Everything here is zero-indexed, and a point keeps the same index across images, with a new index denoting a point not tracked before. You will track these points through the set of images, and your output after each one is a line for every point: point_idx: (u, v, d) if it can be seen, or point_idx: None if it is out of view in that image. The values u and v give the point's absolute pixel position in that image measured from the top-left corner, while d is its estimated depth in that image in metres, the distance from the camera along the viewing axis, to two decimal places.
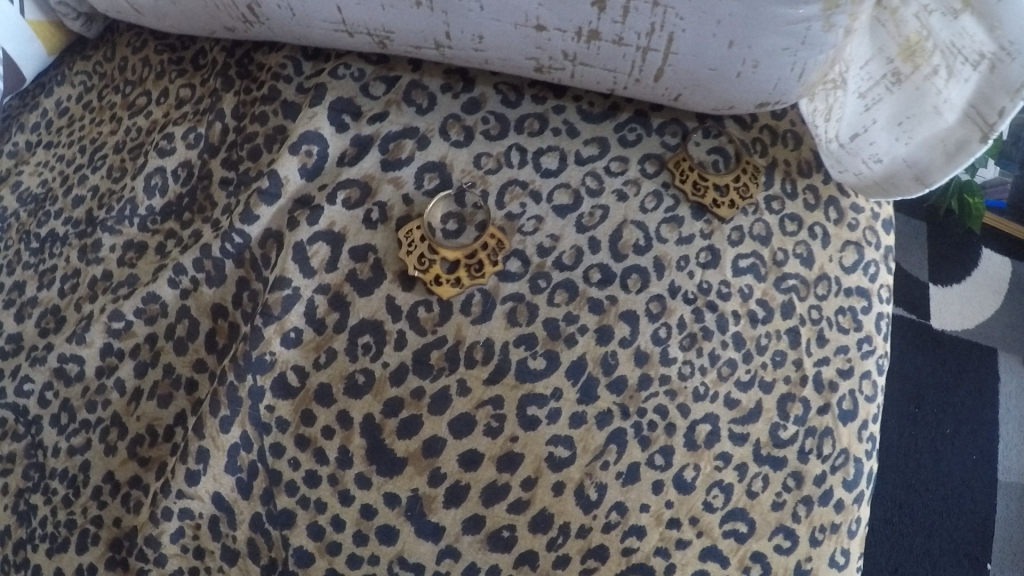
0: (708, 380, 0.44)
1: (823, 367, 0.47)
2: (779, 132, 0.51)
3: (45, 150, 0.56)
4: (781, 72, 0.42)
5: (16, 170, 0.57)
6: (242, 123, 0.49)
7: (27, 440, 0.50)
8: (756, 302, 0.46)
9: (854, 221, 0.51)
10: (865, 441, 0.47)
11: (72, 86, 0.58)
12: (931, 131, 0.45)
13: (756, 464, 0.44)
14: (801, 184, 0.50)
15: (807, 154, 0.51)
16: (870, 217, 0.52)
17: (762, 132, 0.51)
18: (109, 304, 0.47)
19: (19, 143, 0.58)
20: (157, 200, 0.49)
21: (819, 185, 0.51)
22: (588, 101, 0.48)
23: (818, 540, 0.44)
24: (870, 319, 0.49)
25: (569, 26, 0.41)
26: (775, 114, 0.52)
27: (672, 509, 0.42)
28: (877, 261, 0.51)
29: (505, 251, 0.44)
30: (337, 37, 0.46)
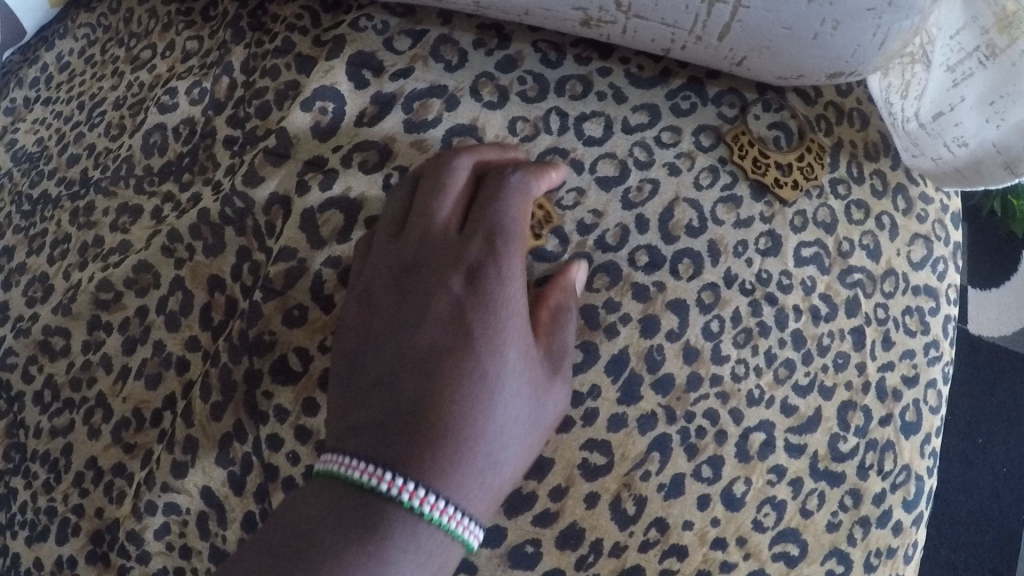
0: (764, 382, 0.38)
1: (887, 373, 0.41)
2: (845, 110, 0.44)
3: (43, 107, 0.51)
4: (863, 35, 0.37)
5: (12, 128, 0.52)
6: (252, 78, 0.45)
7: (10, 419, 0.46)
8: (820, 297, 0.40)
9: (923, 212, 0.44)
10: (927, 458, 0.42)
11: (75, 39, 0.52)
12: None
13: (812, 479, 0.39)
14: (869, 167, 0.43)
15: (874, 136, 0.44)
16: (940, 209, 0.45)
17: (828, 108, 0.44)
18: (99, 273, 0.43)
19: (17, 99, 0.52)
20: (156, 160, 0.45)
21: (886, 171, 0.44)
22: (637, 64, 0.43)
23: (872, 565, 0.40)
24: (938, 321, 0.43)
25: None
26: (840, 90, 0.45)
27: (719, 528, 0.37)
28: (946, 258, 0.44)
29: (552, 225, 0.39)
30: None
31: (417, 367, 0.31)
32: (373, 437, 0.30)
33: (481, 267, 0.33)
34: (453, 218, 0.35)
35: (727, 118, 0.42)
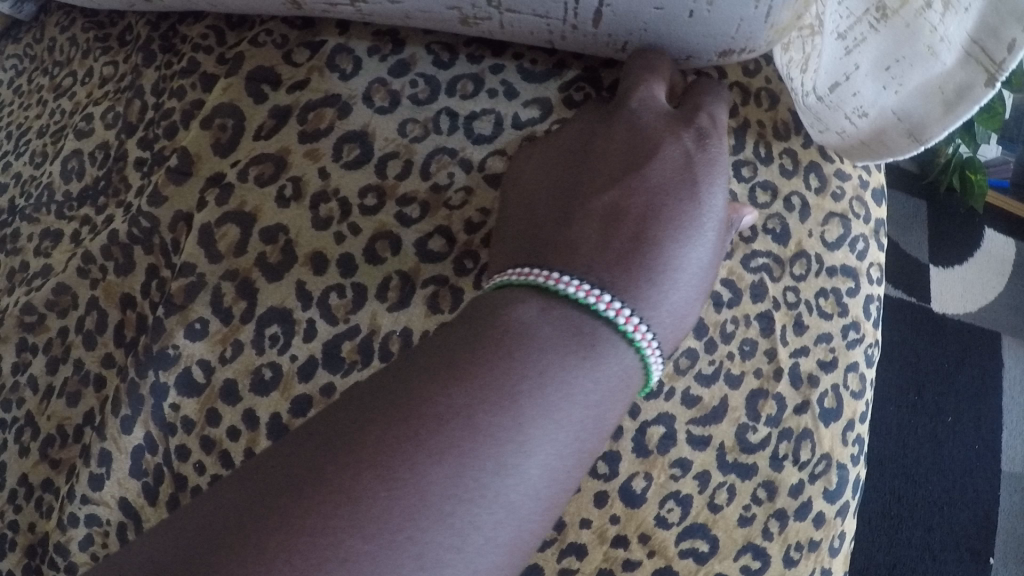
0: (663, 374, 0.37)
1: (800, 359, 0.40)
2: (752, 91, 0.43)
3: None
4: (744, 8, 0.35)
5: None
6: (161, 100, 0.46)
7: None
8: (722, 283, 0.39)
9: (839, 189, 0.43)
10: (852, 445, 0.40)
11: (4, 72, 0.55)
12: (926, 77, 0.37)
13: (720, 472, 0.37)
14: (778, 147, 0.42)
15: (784, 115, 0.43)
16: (857, 185, 0.43)
17: (731, 90, 0.43)
18: (23, 296, 0.45)
19: None
20: (74, 184, 0.46)
21: (797, 149, 0.43)
22: (529, 59, 0.42)
23: (792, 560, 0.38)
24: (857, 302, 0.41)
25: None
26: (747, 70, 0.44)
27: (619, 525, 0.36)
28: (866, 236, 0.43)
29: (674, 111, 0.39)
30: (250, 4, 0.43)
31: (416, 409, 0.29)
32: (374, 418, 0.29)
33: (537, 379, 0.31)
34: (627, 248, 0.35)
35: None
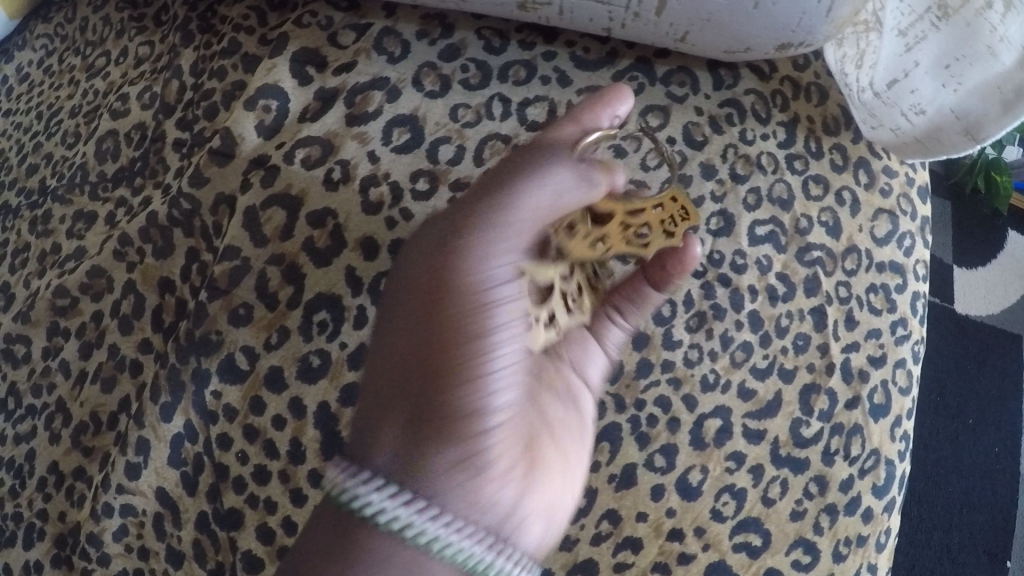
0: (719, 366, 0.37)
1: (851, 354, 0.39)
2: (802, 84, 0.43)
3: (5, 118, 0.53)
4: (807, 3, 0.35)
5: None
6: (200, 80, 0.45)
7: None
8: (776, 276, 0.39)
9: (887, 186, 0.42)
10: (899, 442, 0.40)
11: (34, 51, 0.54)
12: (985, 76, 0.37)
13: (773, 466, 0.37)
14: (828, 143, 0.42)
15: (834, 110, 0.43)
16: (905, 182, 0.43)
17: (783, 84, 0.43)
18: (55, 279, 0.44)
19: None
20: (108, 165, 0.45)
21: (848, 144, 0.42)
22: (582, 47, 0.42)
23: (841, 555, 0.38)
24: (905, 299, 0.41)
25: None
26: (797, 64, 0.43)
27: (675, 518, 0.36)
28: (914, 233, 0.42)
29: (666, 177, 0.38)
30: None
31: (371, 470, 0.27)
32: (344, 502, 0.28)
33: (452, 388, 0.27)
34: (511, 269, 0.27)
35: (676, 97, 0.41)
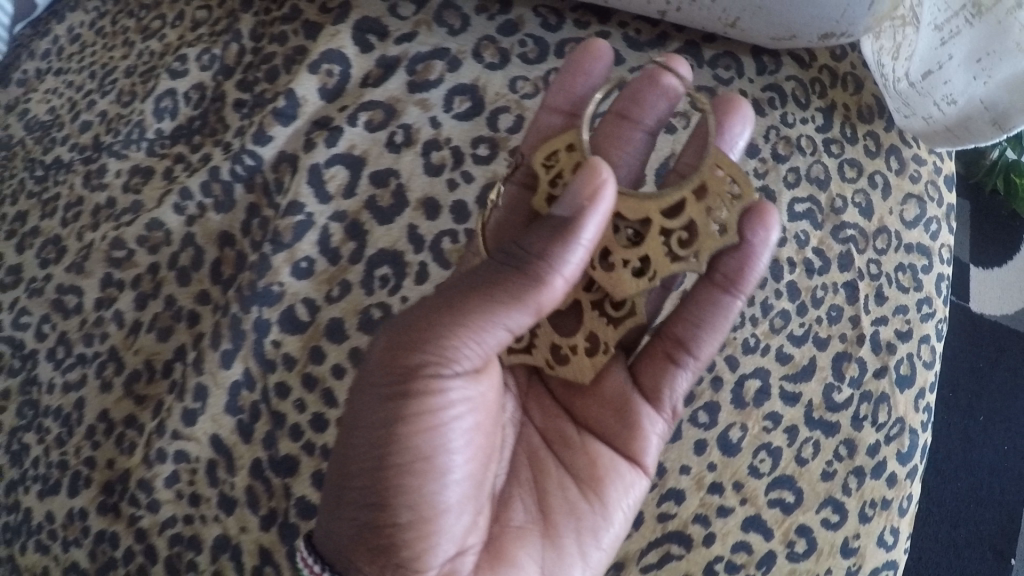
0: (759, 331, 0.40)
1: (880, 328, 0.41)
2: (839, 74, 0.45)
3: (55, 76, 0.54)
4: None
5: (25, 98, 0.55)
6: (260, 44, 0.46)
7: (22, 376, 0.47)
8: (813, 251, 0.41)
9: (916, 173, 0.44)
10: (922, 412, 0.42)
11: (86, 12, 0.55)
12: (1014, 70, 0.39)
13: (807, 428, 0.40)
14: (862, 130, 0.44)
15: (868, 100, 0.45)
16: (932, 171, 0.45)
17: (822, 72, 0.45)
18: (111, 232, 0.45)
19: (29, 70, 0.55)
20: (167, 124, 0.47)
21: (880, 132, 0.44)
22: (634, 29, 0.44)
23: (867, 516, 0.39)
24: (931, 280, 0.43)
25: None
26: (834, 54, 0.46)
27: (715, 473, 0.39)
28: (940, 219, 0.44)
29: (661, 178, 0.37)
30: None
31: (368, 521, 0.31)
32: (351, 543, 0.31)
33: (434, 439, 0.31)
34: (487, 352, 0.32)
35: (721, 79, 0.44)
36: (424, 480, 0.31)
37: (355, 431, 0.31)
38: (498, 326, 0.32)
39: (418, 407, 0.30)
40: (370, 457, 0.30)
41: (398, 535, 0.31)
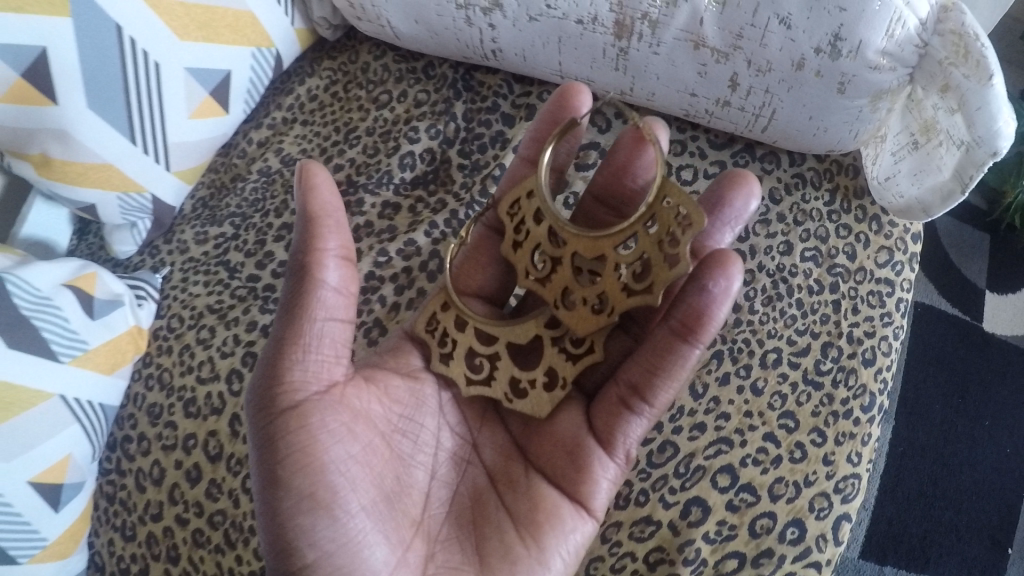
0: (779, 325, 0.82)
1: (855, 328, 0.81)
2: (845, 165, 0.89)
3: (302, 125, 0.93)
4: (843, 134, 0.72)
5: (275, 138, 0.94)
6: (470, 124, 0.84)
7: None
8: (814, 280, 0.83)
9: (890, 232, 0.86)
10: (879, 381, 0.79)
11: (320, 79, 0.94)
12: (934, 182, 0.70)
13: (803, 384, 0.79)
14: (854, 204, 0.87)
15: (861, 182, 0.88)
16: (902, 231, 0.86)
17: (831, 164, 0.90)
18: (376, 245, 0.79)
19: (276, 118, 0.95)
20: (407, 173, 0.83)
21: (867, 206, 0.87)
22: (713, 136, 0.90)
23: (840, 441, 0.76)
24: (892, 301, 0.82)
25: (712, 95, 0.74)
26: (843, 154, 0.90)
27: (749, 405, 0.78)
28: (903, 262, 0.84)
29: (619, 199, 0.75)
30: (551, 77, 0.80)
31: (280, 502, 0.59)
32: (275, 520, 0.59)
33: (298, 439, 0.60)
34: (298, 381, 0.61)
35: (767, 170, 0.88)
36: (305, 464, 0.59)
37: (260, 449, 0.61)
38: (276, 358, 0.62)
39: (290, 420, 0.60)
40: (274, 461, 0.60)
41: (297, 506, 0.59)
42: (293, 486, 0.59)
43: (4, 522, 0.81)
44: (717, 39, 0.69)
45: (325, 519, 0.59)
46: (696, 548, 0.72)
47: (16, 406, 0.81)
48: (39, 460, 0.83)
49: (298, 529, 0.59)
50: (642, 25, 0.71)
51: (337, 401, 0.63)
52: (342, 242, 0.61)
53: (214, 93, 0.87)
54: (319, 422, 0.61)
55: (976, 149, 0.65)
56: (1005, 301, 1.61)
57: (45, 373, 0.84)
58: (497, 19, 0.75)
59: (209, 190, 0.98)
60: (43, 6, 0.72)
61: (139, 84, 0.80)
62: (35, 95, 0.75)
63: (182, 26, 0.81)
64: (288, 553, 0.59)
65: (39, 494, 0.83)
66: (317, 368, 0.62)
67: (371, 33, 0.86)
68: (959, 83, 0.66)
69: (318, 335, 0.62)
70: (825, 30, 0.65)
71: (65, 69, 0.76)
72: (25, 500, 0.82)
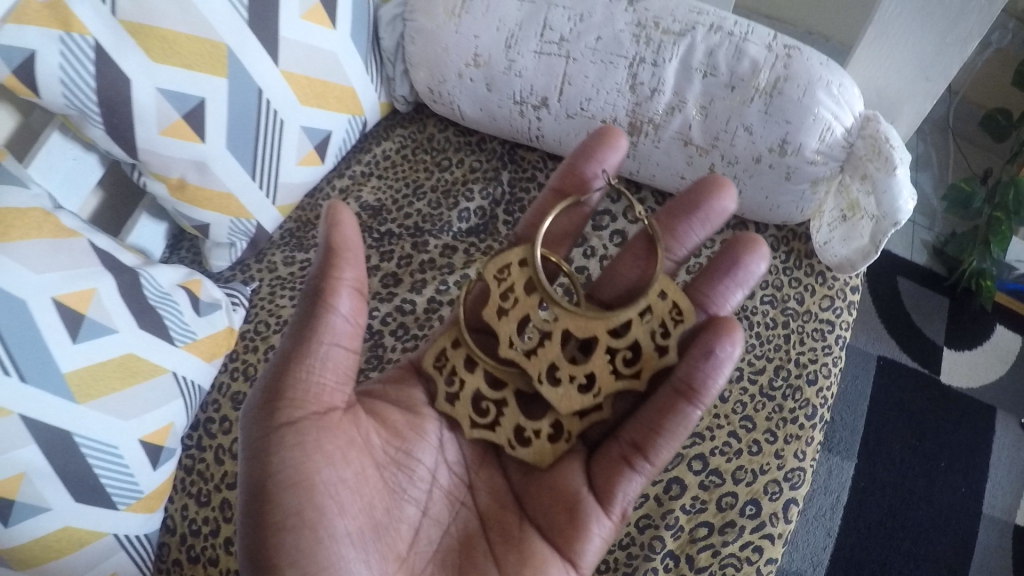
0: (742, 350, 1.07)
1: (802, 356, 1.05)
2: (797, 232, 1.16)
3: (377, 179, 1.18)
4: (792, 209, 1.00)
5: (355, 187, 1.18)
6: (515, 190, 1.13)
7: (370, 341, 1.01)
8: (771, 318, 1.09)
9: (833, 283, 1.11)
10: (820, 397, 1.02)
11: (393, 142, 1.22)
12: (857, 245, 0.96)
13: (760, 395, 1.04)
14: (805, 261, 1.13)
15: (810, 246, 1.14)
16: (844, 284, 1.11)
17: (787, 232, 1.16)
18: (438, 277, 1.04)
19: (356, 172, 1.20)
20: (463, 224, 1.10)
21: (815, 264, 1.13)
22: None
23: (788, 440, 1.00)
24: (833, 337, 1.06)
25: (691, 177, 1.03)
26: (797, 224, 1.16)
27: (718, 408, 1.03)
28: (842, 307, 1.09)
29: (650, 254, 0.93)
30: None
31: (270, 513, 0.73)
32: (263, 528, 0.73)
33: (292, 458, 0.73)
34: (300, 403, 0.75)
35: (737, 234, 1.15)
36: (297, 481, 0.73)
37: (257, 462, 0.74)
38: (283, 381, 0.75)
39: (286, 441, 0.74)
40: (268, 475, 0.73)
41: (284, 519, 0.72)
42: (283, 501, 0.73)
43: (114, 468, 0.98)
44: (700, 138, 0.98)
45: (307, 536, 0.72)
46: (675, 516, 0.97)
47: (139, 374, 1.01)
48: (148, 422, 1.02)
49: (283, 541, 0.72)
50: (648, 127, 1.00)
51: (333, 424, 0.77)
52: (354, 284, 0.74)
53: (317, 148, 1.13)
54: (313, 446, 0.74)
55: (884, 221, 0.92)
56: (962, 357, 1.85)
57: (162, 352, 1.04)
58: (543, 115, 1.05)
59: (296, 225, 1.26)
60: (208, 68, 0.98)
61: (267, 135, 1.06)
62: (189, 132, 1.00)
63: (304, 95, 1.07)
64: (269, 559, 0.73)
65: (143, 451, 1.02)
66: (315, 393, 0.75)
67: (442, 112, 1.15)
68: (871, 174, 0.92)
69: (322, 360, 0.75)
70: (776, 136, 0.94)
71: (214, 117, 1.01)
72: (134, 454, 1.00)
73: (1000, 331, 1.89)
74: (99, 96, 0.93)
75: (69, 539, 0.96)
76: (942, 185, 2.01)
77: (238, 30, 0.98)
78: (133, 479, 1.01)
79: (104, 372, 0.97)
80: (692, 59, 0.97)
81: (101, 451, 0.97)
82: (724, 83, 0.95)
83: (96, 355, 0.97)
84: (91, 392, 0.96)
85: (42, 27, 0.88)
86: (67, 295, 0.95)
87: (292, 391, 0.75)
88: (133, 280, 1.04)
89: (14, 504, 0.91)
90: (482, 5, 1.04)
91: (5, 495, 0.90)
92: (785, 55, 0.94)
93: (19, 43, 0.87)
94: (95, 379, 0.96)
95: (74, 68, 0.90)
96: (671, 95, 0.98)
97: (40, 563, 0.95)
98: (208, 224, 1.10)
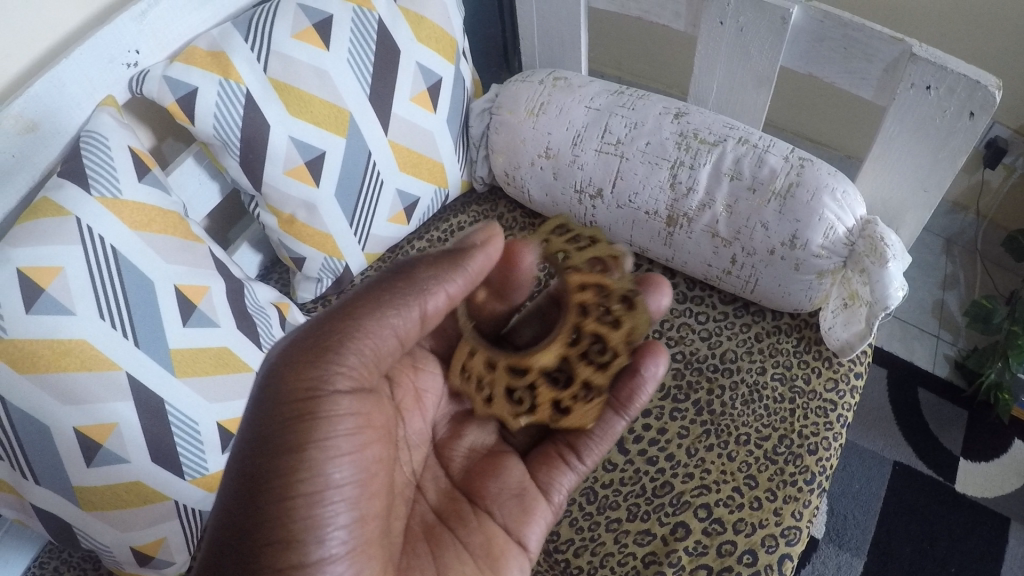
0: (752, 417, 1.22)
1: (806, 426, 1.19)
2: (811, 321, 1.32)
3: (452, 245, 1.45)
4: (801, 298, 1.19)
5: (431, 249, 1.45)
6: None
7: None
8: (780, 392, 1.24)
9: (839, 366, 1.25)
10: (819, 465, 1.16)
11: (469, 215, 1.50)
12: (856, 331, 1.13)
13: (767, 458, 1.17)
14: (814, 346, 1.28)
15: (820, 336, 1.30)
16: (848, 369, 1.25)
17: (806, 321, 1.32)
18: None
19: (434, 236, 1.47)
20: None
21: (824, 350, 1.28)
22: (722, 295, 1.37)
23: (788, 500, 1.13)
24: (834, 415, 1.20)
25: (714, 263, 1.23)
26: (810, 315, 1.33)
27: (725, 468, 1.17)
28: (845, 389, 1.23)
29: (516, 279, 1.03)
30: (623, 241, 1.33)
31: (285, 481, 0.72)
32: (273, 497, 0.72)
33: (326, 429, 0.75)
34: (347, 374, 0.77)
35: (756, 318, 1.33)
36: (321, 454, 0.74)
37: (280, 424, 0.74)
38: (337, 350, 0.77)
39: (321, 410, 0.75)
40: (294, 441, 0.73)
41: (303, 491, 0.73)
42: (304, 471, 0.73)
43: (190, 444, 1.14)
44: (725, 230, 1.18)
45: (320, 510, 0.73)
46: (678, 555, 1.10)
47: (230, 367, 1.18)
48: (229, 410, 1.18)
49: (294, 514, 0.72)
50: (684, 219, 1.21)
51: (365, 397, 0.79)
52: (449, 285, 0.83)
53: (405, 209, 1.39)
54: (343, 422, 0.76)
55: (878, 311, 1.08)
56: (978, 468, 1.89)
57: (250, 353, 1.22)
58: (598, 204, 1.29)
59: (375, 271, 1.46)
60: (332, 128, 1.23)
61: (369, 186, 1.31)
62: (307, 176, 1.24)
63: (403, 161, 1.33)
64: (275, 530, 0.72)
65: (218, 433, 1.17)
66: (360, 369, 0.79)
67: (512, 192, 1.42)
68: (868, 267, 1.10)
69: (378, 341, 0.80)
70: (787, 231, 1.13)
71: (329, 168, 1.25)
72: (210, 434, 1.16)
73: (1019, 445, 1.91)
74: (242, 133, 1.17)
75: (136, 493, 1.12)
76: (967, 302, 2.13)
77: (360, 102, 1.24)
78: (203, 456, 1.16)
79: (204, 357, 1.16)
80: (723, 164, 1.18)
81: (183, 424, 1.13)
82: (746, 186, 1.16)
83: (198, 340, 1.15)
84: (188, 369, 1.14)
85: (206, 71, 1.15)
86: (186, 285, 1.16)
87: (341, 358, 0.77)
88: (237, 289, 1.26)
89: (101, 449, 1.07)
90: (557, 109, 1.31)
91: (96, 439, 1.07)
92: (798, 165, 1.15)
93: (187, 81, 1.14)
94: (193, 360, 1.14)
95: (227, 105, 1.16)
96: (703, 194, 1.19)
97: (104, 508, 1.11)
98: (305, 257, 1.34)
